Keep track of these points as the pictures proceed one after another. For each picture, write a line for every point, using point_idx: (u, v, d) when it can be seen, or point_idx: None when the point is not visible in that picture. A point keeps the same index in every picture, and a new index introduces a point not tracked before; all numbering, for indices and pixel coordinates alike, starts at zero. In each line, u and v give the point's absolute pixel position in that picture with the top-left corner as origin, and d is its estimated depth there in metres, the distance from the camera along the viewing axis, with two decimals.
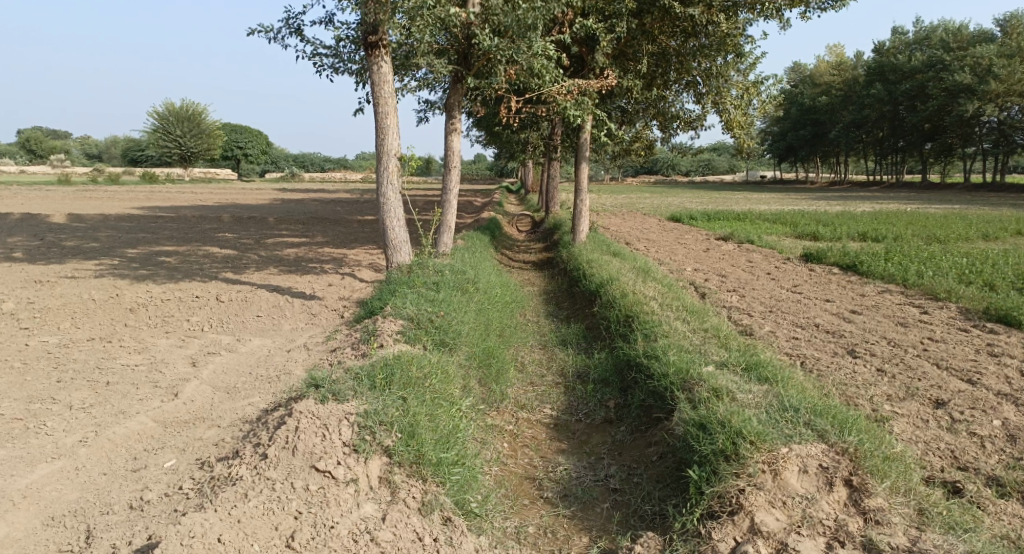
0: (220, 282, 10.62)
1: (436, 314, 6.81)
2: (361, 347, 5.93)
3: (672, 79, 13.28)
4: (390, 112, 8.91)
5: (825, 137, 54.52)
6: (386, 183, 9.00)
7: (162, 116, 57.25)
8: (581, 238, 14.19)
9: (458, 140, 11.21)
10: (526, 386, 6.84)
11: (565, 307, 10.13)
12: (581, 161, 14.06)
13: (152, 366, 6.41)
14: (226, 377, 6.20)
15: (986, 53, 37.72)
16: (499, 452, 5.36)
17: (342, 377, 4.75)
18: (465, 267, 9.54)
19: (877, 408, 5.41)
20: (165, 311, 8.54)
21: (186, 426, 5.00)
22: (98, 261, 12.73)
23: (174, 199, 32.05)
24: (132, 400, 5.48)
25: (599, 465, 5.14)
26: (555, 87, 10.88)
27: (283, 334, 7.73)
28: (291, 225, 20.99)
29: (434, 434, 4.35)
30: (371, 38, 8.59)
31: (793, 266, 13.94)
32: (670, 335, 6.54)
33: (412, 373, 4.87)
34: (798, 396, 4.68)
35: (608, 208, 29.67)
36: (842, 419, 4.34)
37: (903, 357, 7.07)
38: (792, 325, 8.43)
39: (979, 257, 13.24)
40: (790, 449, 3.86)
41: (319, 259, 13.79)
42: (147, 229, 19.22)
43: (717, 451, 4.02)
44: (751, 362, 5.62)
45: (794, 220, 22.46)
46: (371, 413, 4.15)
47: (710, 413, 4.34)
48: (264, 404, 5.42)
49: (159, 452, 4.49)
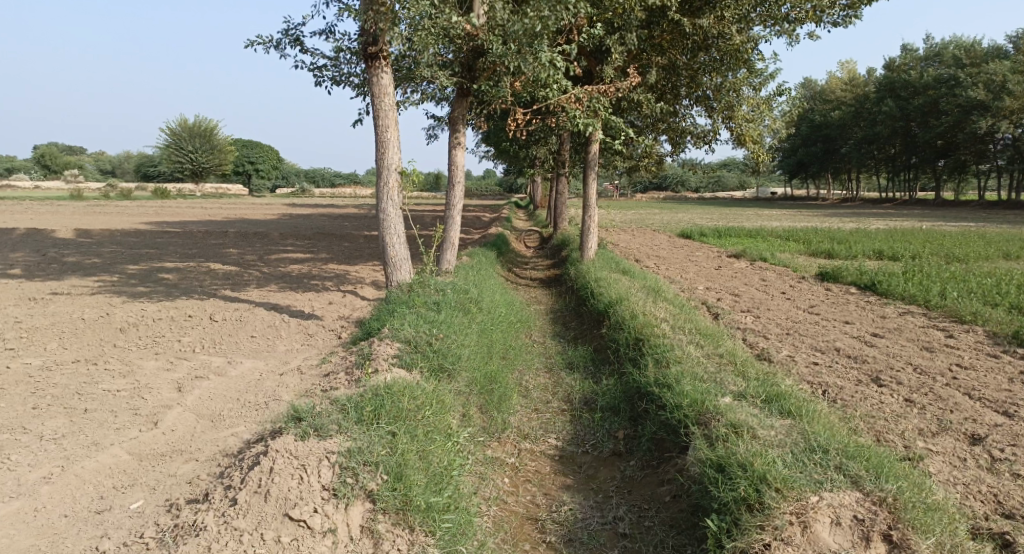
0: (217, 299, 10.33)
1: (436, 336, 6.43)
2: (355, 372, 5.56)
3: (683, 93, 13.00)
4: (391, 126, 8.62)
5: (837, 153, 54.03)
6: (386, 199, 8.70)
7: (175, 132, 57.61)
8: (589, 255, 13.83)
9: (462, 155, 10.92)
10: (530, 414, 6.44)
11: (572, 327, 9.76)
12: (590, 176, 13.72)
13: (135, 392, 6.07)
14: (211, 404, 5.84)
15: (999, 70, 37.22)
16: (499, 489, 4.96)
17: (327, 409, 4.37)
18: (468, 286, 9.19)
19: (908, 445, 4.98)
20: (156, 331, 8.22)
21: (161, 460, 4.65)
22: (98, 278, 12.50)
23: (184, 215, 32.10)
24: (107, 430, 5.14)
25: (607, 505, 4.73)
26: (563, 97, 10.56)
27: (276, 356, 7.40)
28: (296, 241, 20.78)
29: (425, 475, 3.97)
30: (371, 49, 8.32)
31: (809, 285, 13.52)
32: (683, 360, 6.13)
33: (403, 404, 4.49)
34: (825, 433, 4.26)
35: (617, 225, 29.41)
36: (877, 462, 3.90)
37: (932, 386, 6.62)
38: (810, 349, 8.02)
39: (1003, 277, 12.75)
40: (820, 498, 3.44)
41: (321, 276, 13.50)
42: (151, 245, 19.04)
43: (738, 498, 3.61)
44: (771, 393, 5.20)
45: (808, 238, 21.98)
46: (355, 452, 3.78)
47: (729, 453, 3.93)
48: (248, 435, 5.08)
49: (127, 490, 4.14)
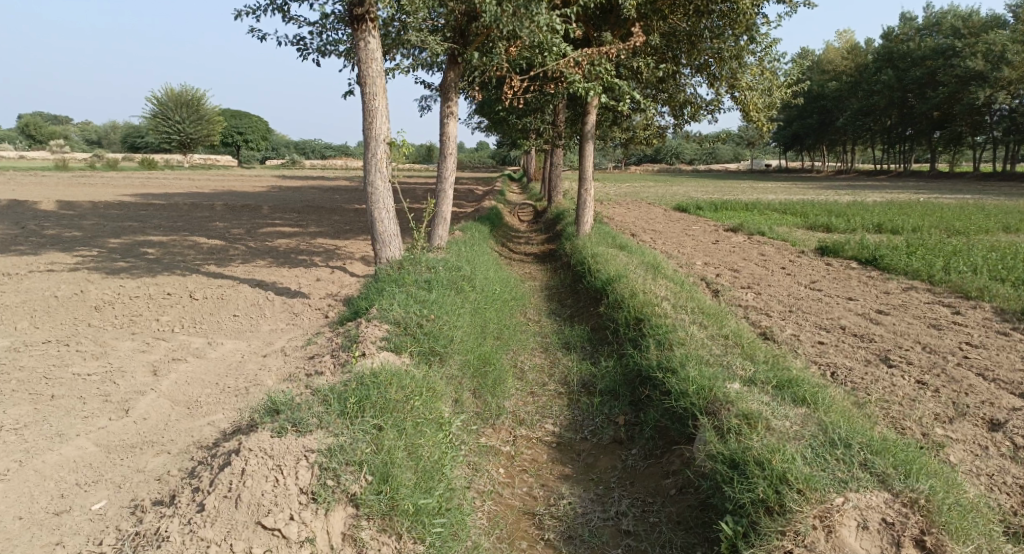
0: (200, 276, 9.92)
1: (426, 317, 6.05)
2: (341, 356, 5.23)
3: (683, 61, 12.55)
4: (378, 93, 8.13)
5: (833, 125, 53.44)
6: (374, 171, 8.28)
7: (161, 102, 56.19)
8: (585, 230, 13.43)
9: (454, 125, 10.47)
10: (526, 398, 6.13)
11: (568, 305, 9.44)
12: (586, 147, 13.25)
13: (107, 375, 5.73)
14: (188, 389, 5.50)
15: (999, 39, 36.38)
16: (494, 480, 4.68)
17: (308, 400, 4.03)
18: (460, 262, 8.81)
19: (927, 432, 4.68)
20: (133, 309, 7.86)
21: (131, 453, 4.36)
22: (77, 252, 12.01)
23: (172, 187, 31.42)
24: (74, 418, 4.83)
25: (609, 498, 4.44)
26: (561, 62, 10.10)
27: (260, 337, 7.05)
28: (285, 214, 20.22)
29: (414, 473, 3.67)
30: (357, 11, 7.79)
31: (809, 260, 13.22)
32: (687, 343, 5.80)
33: (390, 394, 4.14)
34: (846, 425, 3.96)
35: (613, 198, 28.99)
36: (904, 456, 3.59)
37: (944, 367, 6.34)
38: (815, 327, 7.75)
39: (1007, 251, 12.48)
40: (846, 499, 3.14)
41: (310, 250, 13.10)
42: (136, 217, 18.47)
43: (756, 500, 3.32)
44: (783, 379, 4.90)
45: (805, 210, 21.66)
46: (336, 451, 3.48)
47: (743, 448, 3.62)
48: (226, 424, 4.78)
49: (92, 488, 3.90)
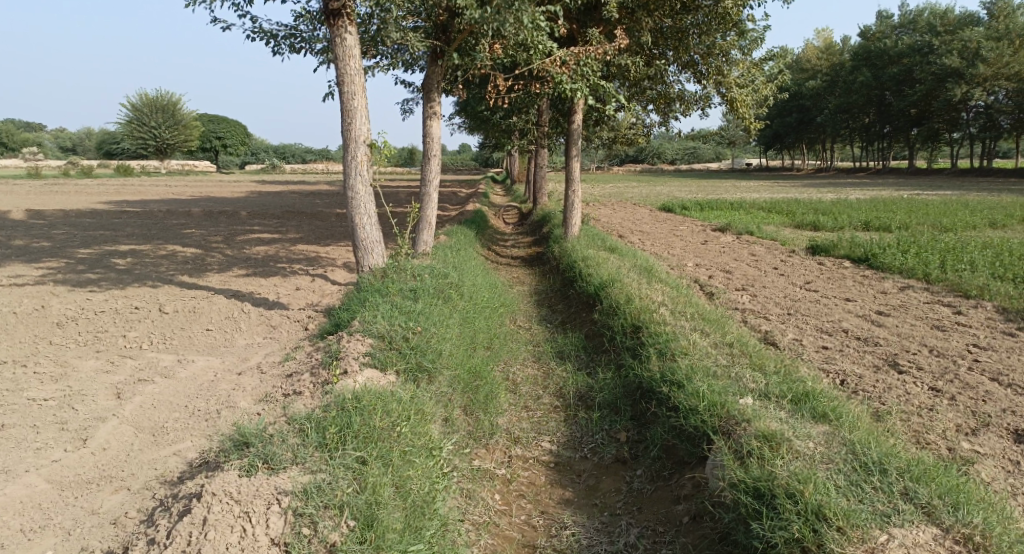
0: (172, 287, 9.40)
1: (413, 330, 5.63)
2: (320, 375, 4.81)
3: (670, 58, 12.24)
4: (357, 92, 7.71)
5: (813, 123, 53.61)
6: (354, 174, 7.85)
7: (136, 108, 55.04)
8: (573, 232, 13.06)
9: (438, 126, 10.07)
10: (520, 413, 5.73)
11: (559, 311, 9.06)
12: (573, 147, 12.88)
13: (65, 400, 5.25)
14: (154, 413, 5.05)
15: (974, 36, 36.70)
16: (489, 509, 4.28)
17: (283, 431, 3.61)
18: (447, 269, 8.39)
19: (954, 447, 4.37)
20: (98, 324, 7.35)
21: (86, 491, 3.92)
22: (42, 264, 11.41)
23: (146, 194, 30.56)
24: (24, 451, 4.36)
25: (615, 527, 4.07)
26: (547, 61, 9.79)
27: (234, 352, 6.60)
28: (264, 221, 19.64)
29: (403, 513, 3.29)
30: (333, 6, 7.36)
31: (801, 259, 12.96)
32: (691, 352, 5.44)
33: (375, 421, 3.74)
34: (875, 444, 3.64)
35: (598, 199, 28.71)
36: (944, 481, 3.25)
37: (956, 372, 6.04)
38: (816, 330, 7.44)
39: (1000, 248, 12.28)
40: (889, 536, 2.83)
41: (289, 257, 12.59)
42: (108, 226, 17.78)
43: (789, 539, 2.98)
44: (799, 392, 4.55)
45: (790, 209, 21.45)
46: (315, 492, 3.11)
47: (768, 475, 3.27)
48: (194, 454, 4.35)
49: (37, 536, 3.47)
